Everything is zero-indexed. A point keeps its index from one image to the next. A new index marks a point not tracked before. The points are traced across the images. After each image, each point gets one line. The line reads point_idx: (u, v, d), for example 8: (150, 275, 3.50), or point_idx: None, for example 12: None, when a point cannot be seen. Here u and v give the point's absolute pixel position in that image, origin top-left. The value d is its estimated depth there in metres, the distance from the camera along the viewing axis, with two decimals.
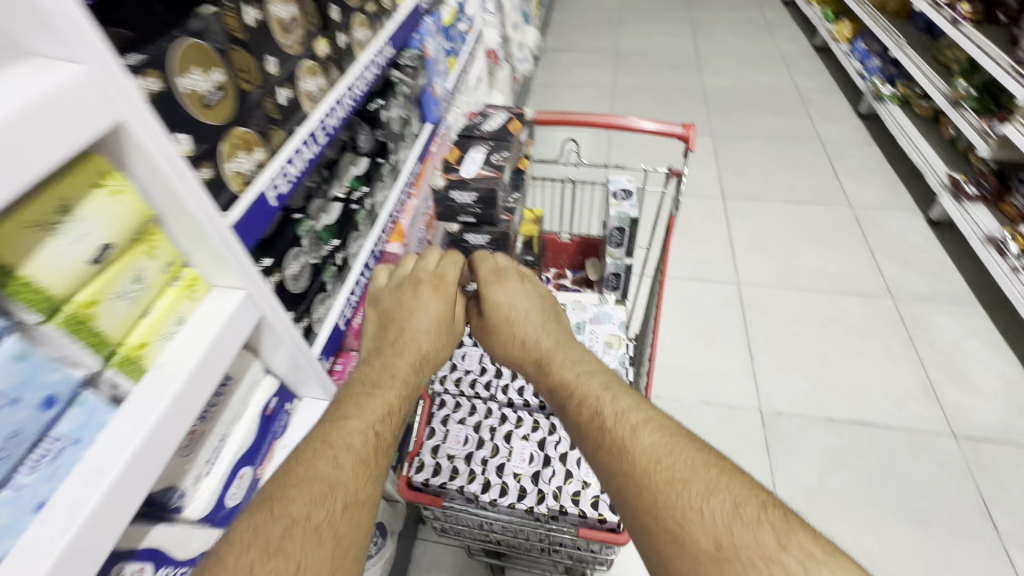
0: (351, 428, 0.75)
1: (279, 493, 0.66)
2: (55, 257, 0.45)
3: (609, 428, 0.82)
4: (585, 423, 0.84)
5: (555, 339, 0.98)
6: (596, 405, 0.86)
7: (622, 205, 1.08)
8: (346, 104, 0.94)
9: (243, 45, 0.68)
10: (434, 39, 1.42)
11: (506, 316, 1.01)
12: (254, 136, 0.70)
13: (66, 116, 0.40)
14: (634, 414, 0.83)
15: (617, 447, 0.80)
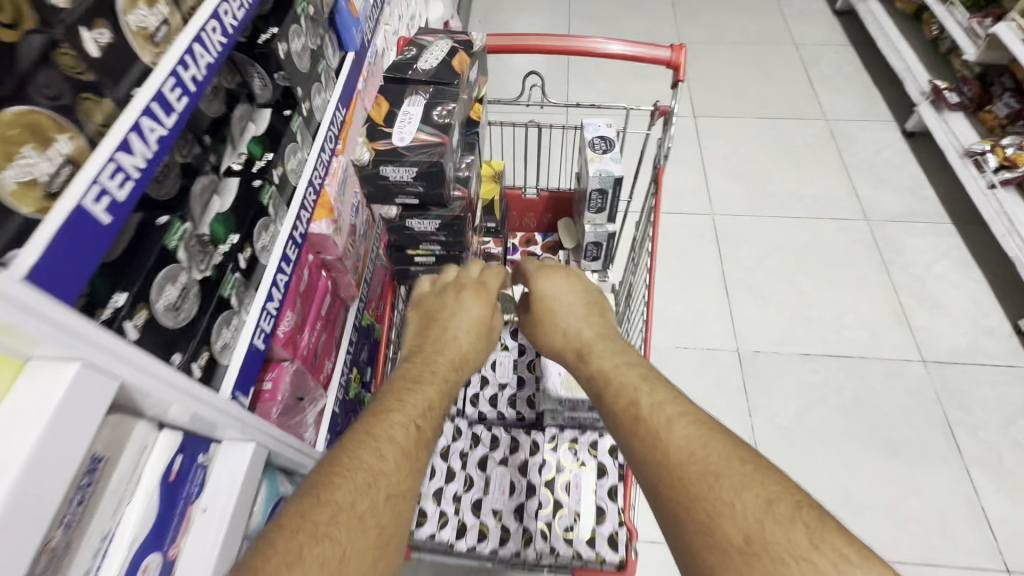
0: (395, 421, 0.74)
1: (325, 478, 0.64)
2: None
3: (648, 412, 0.73)
4: (618, 411, 0.76)
5: (595, 325, 0.95)
6: (634, 396, 0.77)
7: (604, 160, 0.87)
8: (221, 41, 0.65)
9: None
10: None
11: (547, 305, 1.01)
12: (46, 116, 0.45)
13: None
14: (660, 411, 0.73)
15: (651, 436, 0.70)
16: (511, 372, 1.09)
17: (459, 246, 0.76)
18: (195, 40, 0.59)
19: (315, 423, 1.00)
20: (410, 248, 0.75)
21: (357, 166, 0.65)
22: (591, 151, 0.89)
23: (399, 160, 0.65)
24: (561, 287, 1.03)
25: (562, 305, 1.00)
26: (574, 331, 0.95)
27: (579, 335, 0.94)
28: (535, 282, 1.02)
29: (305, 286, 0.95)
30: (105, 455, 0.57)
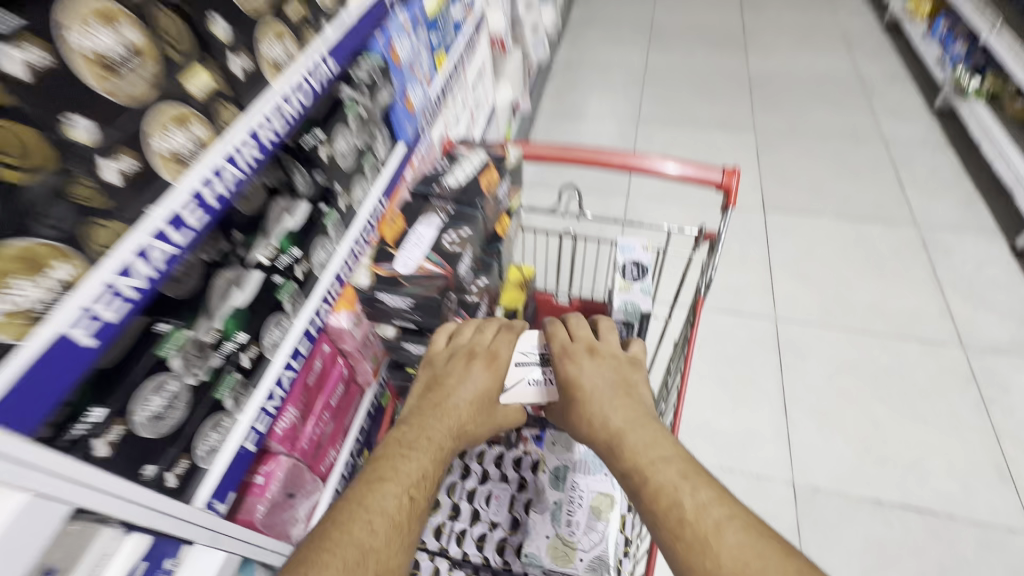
0: (391, 490, 0.65)
1: (312, 556, 0.57)
2: None
3: (688, 524, 0.60)
4: (659, 516, 0.62)
5: (607, 424, 0.73)
6: (674, 494, 0.63)
7: (632, 290, 0.87)
8: (244, 164, 0.66)
9: (12, 112, 0.43)
10: (409, 38, 1.15)
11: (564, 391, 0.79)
12: (42, 245, 0.46)
13: None
14: (695, 526, 0.60)
15: (695, 548, 0.58)
16: (505, 510, 0.88)
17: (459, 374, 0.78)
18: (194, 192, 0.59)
19: (306, 517, 0.95)
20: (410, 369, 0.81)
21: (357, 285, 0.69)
22: (621, 276, 0.88)
23: (393, 290, 0.67)
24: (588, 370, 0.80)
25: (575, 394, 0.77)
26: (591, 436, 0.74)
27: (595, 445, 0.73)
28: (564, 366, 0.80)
29: (315, 377, 0.93)
30: (58, 566, 0.54)
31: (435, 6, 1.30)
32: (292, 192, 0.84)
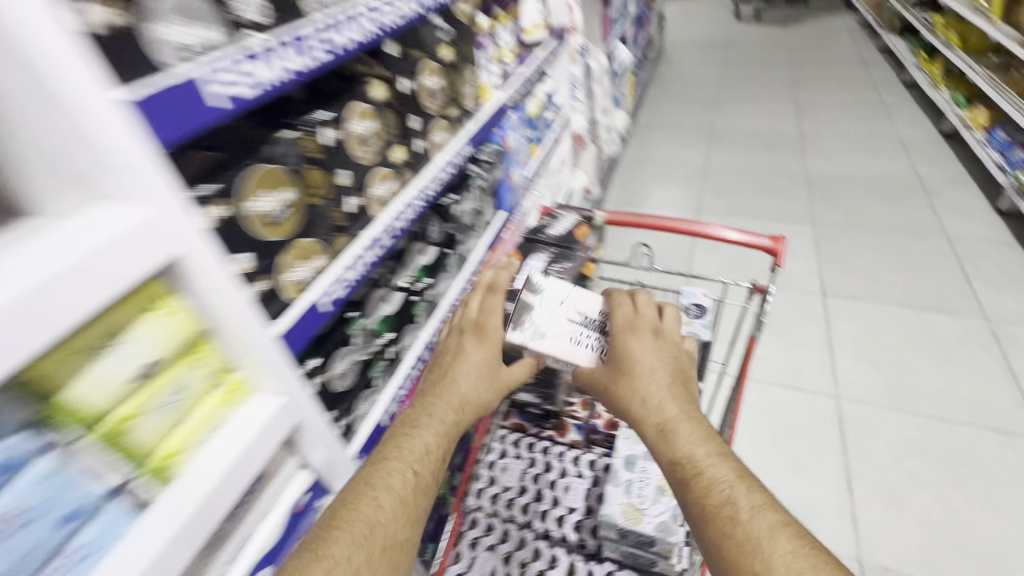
0: (401, 475, 0.74)
1: (323, 532, 0.65)
2: (98, 378, 0.49)
3: (744, 523, 0.66)
4: (712, 510, 0.69)
5: (668, 412, 0.81)
6: (728, 494, 0.69)
7: (694, 324, 1.06)
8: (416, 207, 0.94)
9: (318, 163, 0.73)
10: (515, 132, 1.49)
11: (623, 366, 0.90)
12: (311, 243, 0.72)
13: (110, 265, 0.45)
14: (751, 527, 0.65)
15: (751, 550, 0.64)
16: (582, 498, 1.09)
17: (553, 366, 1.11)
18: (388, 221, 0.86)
19: None
20: None
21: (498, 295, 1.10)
22: (684, 313, 1.07)
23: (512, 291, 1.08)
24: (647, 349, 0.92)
25: (637, 372, 0.88)
26: (648, 418, 0.83)
27: (649, 429, 0.82)
28: (624, 340, 0.92)
29: None
30: (266, 472, 0.76)
31: (534, 110, 1.67)
32: (426, 238, 1.12)
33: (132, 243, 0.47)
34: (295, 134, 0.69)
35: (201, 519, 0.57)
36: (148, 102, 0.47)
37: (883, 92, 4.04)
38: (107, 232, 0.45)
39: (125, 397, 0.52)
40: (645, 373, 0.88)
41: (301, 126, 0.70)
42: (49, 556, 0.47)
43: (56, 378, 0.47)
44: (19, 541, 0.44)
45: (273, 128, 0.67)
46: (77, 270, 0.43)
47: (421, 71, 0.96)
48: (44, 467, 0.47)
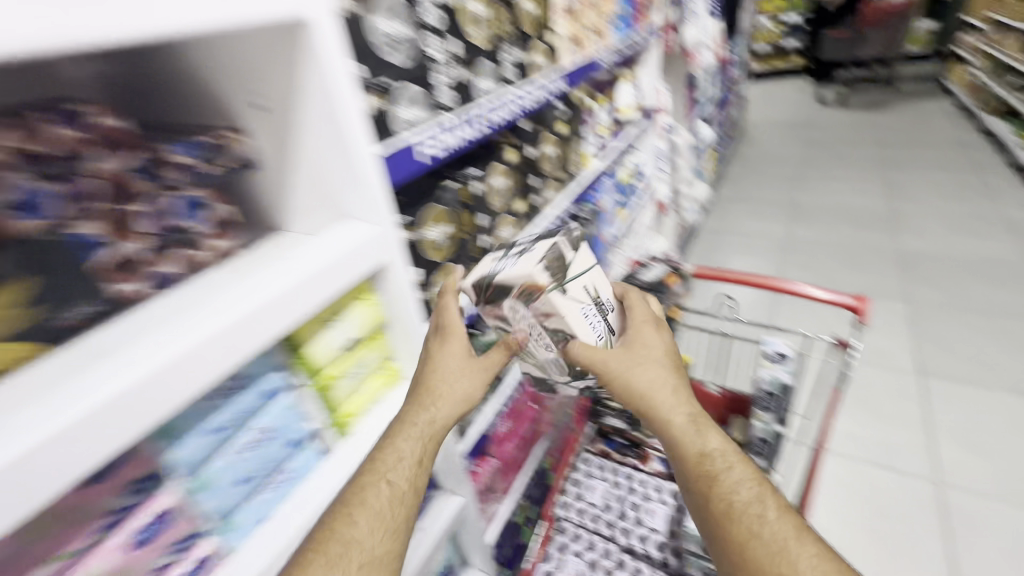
0: (379, 490, 0.70)
1: (299, 556, 0.62)
2: (324, 343, 0.68)
3: (771, 523, 0.73)
4: (741, 511, 0.74)
5: (691, 410, 0.83)
6: (756, 498, 0.76)
7: (775, 368, 1.15)
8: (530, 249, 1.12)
9: (468, 207, 0.93)
10: (608, 195, 1.68)
11: (646, 355, 0.85)
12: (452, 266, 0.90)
13: (345, 266, 0.67)
14: (778, 527, 0.72)
15: (780, 551, 0.70)
16: (663, 522, 1.31)
17: None
18: None
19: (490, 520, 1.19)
20: None
21: None
22: (766, 358, 1.16)
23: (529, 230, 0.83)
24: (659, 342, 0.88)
25: (660, 364, 0.85)
26: (675, 414, 0.82)
27: (674, 424, 0.82)
28: (638, 331, 0.88)
29: (518, 406, 1.29)
30: None
31: (624, 177, 1.86)
32: None
33: (359, 253, 0.69)
34: (456, 184, 0.90)
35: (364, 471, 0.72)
36: (389, 156, 0.69)
37: (985, 174, 3.89)
38: (349, 245, 0.67)
39: (337, 360, 0.71)
40: (664, 369, 0.85)
41: (459, 178, 0.92)
42: (274, 470, 0.65)
43: (303, 337, 0.67)
44: (264, 451, 0.63)
45: (439, 179, 0.89)
46: (330, 267, 0.65)
47: (543, 142, 1.19)
48: (286, 401, 0.65)
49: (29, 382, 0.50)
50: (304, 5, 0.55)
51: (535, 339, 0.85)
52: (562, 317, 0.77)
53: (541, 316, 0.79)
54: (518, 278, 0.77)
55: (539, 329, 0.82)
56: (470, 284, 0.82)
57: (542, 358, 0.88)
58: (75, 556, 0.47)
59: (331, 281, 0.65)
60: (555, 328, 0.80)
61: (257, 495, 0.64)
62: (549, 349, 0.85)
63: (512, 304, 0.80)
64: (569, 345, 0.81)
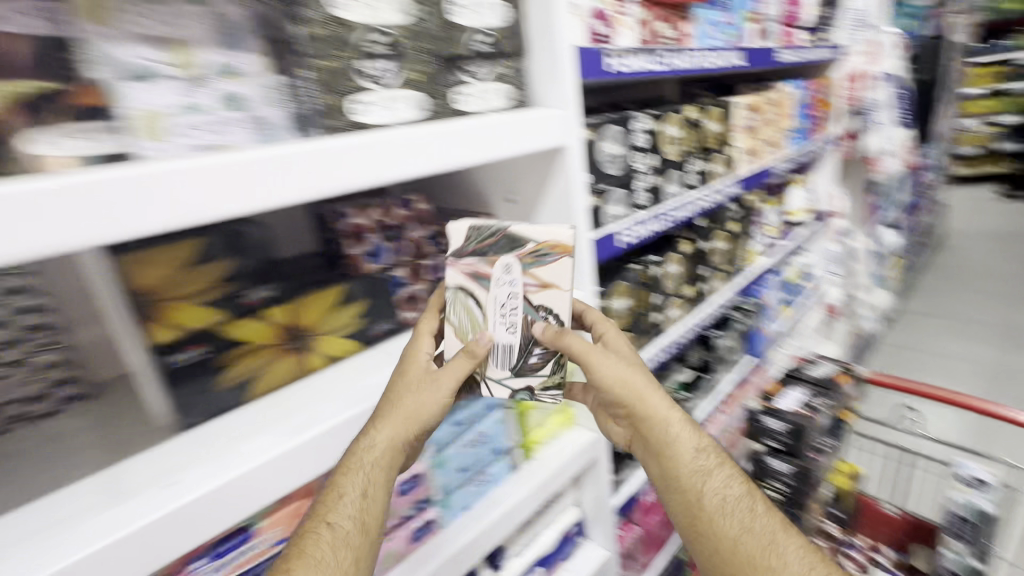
0: (320, 536, 0.60)
1: None
2: None
3: (760, 517, 0.78)
4: (735, 508, 0.77)
5: (679, 408, 0.80)
6: (745, 498, 0.79)
7: (973, 494, 1.05)
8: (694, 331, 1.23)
9: (646, 286, 1.08)
10: (773, 291, 1.69)
11: (632, 354, 0.79)
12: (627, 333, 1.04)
13: None
14: (766, 521, 0.77)
15: (769, 543, 0.75)
16: None
17: (802, 491, 1.19)
18: (677, 335, 1.16)
19: None
20: (763, 479, 1.24)
21: (759, 413, 1.27)
22: (960, 481, 1.07)
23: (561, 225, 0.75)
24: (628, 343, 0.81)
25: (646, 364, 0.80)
26: (671, 416, 0.78)
27: (672, 427, 0.77)
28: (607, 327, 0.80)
29: None
30: (560, 493, 1.04)
31: (791, 276, 1.86)
32: (685, 361, 1.38)
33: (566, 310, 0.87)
34: (639, 267, 1.06)
35: (541, 491, 0.86)
36: (598, 239, 0.90)
37: None
38: None
39: None
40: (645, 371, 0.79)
41: (641, 262, 1.09)
42: (479, 471, 0.83)
43: None
44: (477, 451, 0.82)
45: (625, 262, 1.07)
46: None
47: (714, 237, 1.32)
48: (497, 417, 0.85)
49: (360, 367, 0.78)
50: (566, 136, 0.79)
51: (503, 310, 0.70)
52: (559, 292, 0.68)
53: (535, 283, 0.69)
54: (546, 234, 0.68)
55: (520, 302, 0.70)
56: (468, 227, 0.71)
57: (493, 334, 0.70)
58: None
59: None
60: (539, 301, 0.70)
61: (467, 486, 0.81)
62: (513, 330, 0.70)
63: (507, 262, 0.69)
64: (547, 326, 0.70)
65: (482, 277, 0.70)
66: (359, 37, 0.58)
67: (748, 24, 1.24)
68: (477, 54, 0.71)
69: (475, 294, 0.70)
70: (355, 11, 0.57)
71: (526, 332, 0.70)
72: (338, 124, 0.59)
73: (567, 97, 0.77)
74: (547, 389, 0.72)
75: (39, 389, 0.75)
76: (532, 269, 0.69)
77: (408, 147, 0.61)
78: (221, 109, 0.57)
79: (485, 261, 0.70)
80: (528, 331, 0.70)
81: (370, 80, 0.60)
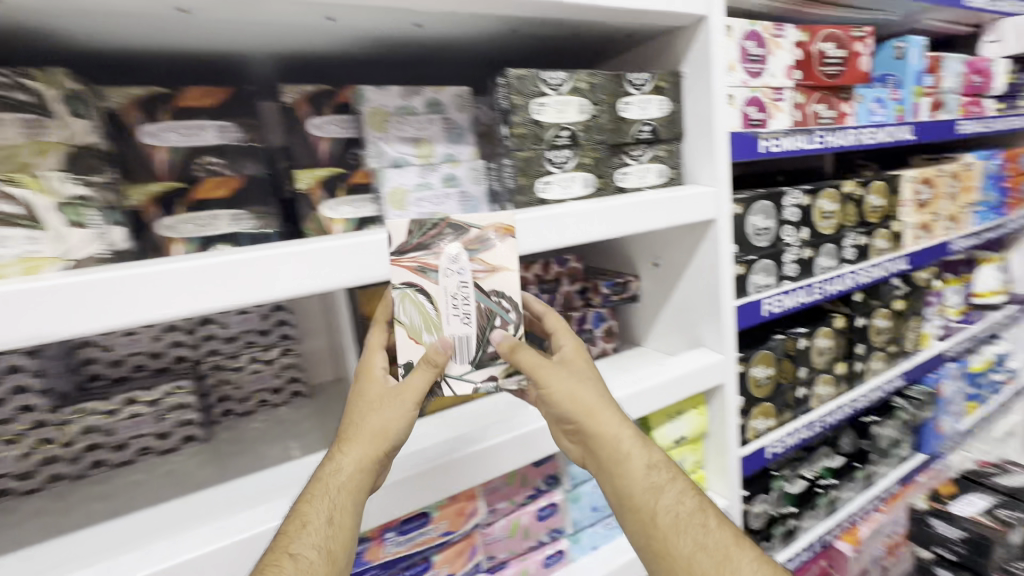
0: (283, 568, 0.53)
1: None
2: (666, 432, 0.91)
3: (714, 532, 0.66)
4: (688, 529, 0.65)
5: (631, 420, 0.70)
6: (703, 517, 0.67)
7: None
8: (846, 411, 1.15)
9: (791, 357, 1.05)
10: (954, 382, 1.48)
11: (587, 369, 0.70)
12: (768, 405, 1.02)
13: (693, 377, 0.89)
14: (721, 535, 0.65)
15: (724, 558, 0.64)
16: None
17: None
18: (826, 413, 1.11)
19: None
20: None
21: (926, 513, 1.16)
22: None
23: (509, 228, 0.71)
24: (573, 343, 0.72)
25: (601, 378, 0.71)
26: (619, 431, 0.67)
27: (623, 443, 0.67)
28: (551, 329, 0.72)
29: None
30: None
31: (980, 366, 1.60)
32: (836, 446, 1.24)
33: (706, 373, 0.90)
34: (783, 336, 1.04)
35: None
36: (740, 307, 0.93)
37: None
38: (701, 363, 0.90)
39: (668, 449, 0.92)
40: (584, 375, 0.69)
41: (785, 332, 1.07)
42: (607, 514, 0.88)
43: (654, 424, 0.91)
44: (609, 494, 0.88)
45: (768, 332, 1.06)
46: (683, 375, 0.89)
47: (874, 314, 1.23)
48: None
49: None
50: (715, 210, 0.86)
51: (456, 303, 0.64)
52: (509, 274, 0.65)
53: (485, 270, 0.64)
54: (485, 218, 0.65)
55: (472, 292, 0.64)
56: (407, 221, 0.62)
57: (448, 329, 0.64)
58: (514, 505, 0.79)
59: (683, 387, 0.89)
60: (488, 287, 0.65)
61: (596, 527, 0.87)
62: (468, 321, 0.64)
63: (454, 251, 0.64)
64: (506, 335, 0.66)
65: (429, 269, 0.63)
66: (550, 133, 0.73)
67: (921, 98, 1.20)
68: (638, 141, 0.83)
69: (423, 290, 0.63)
70: (549, 114, 0.73)
71: (481, 322, 0.65)
72: (524, 199, 0.73)
73: (718, 176, 0.85)
74: (510, 375, 0.67)
75: (280, 383, 1.00)
76: (479, 255, 0.64)
77: (575, 218, 0.73)
78: (441, 187, 0.76)
79: (429, 252, 0.63)
80: (487, 322, 0.65)
81: (552, 165, 0.74)
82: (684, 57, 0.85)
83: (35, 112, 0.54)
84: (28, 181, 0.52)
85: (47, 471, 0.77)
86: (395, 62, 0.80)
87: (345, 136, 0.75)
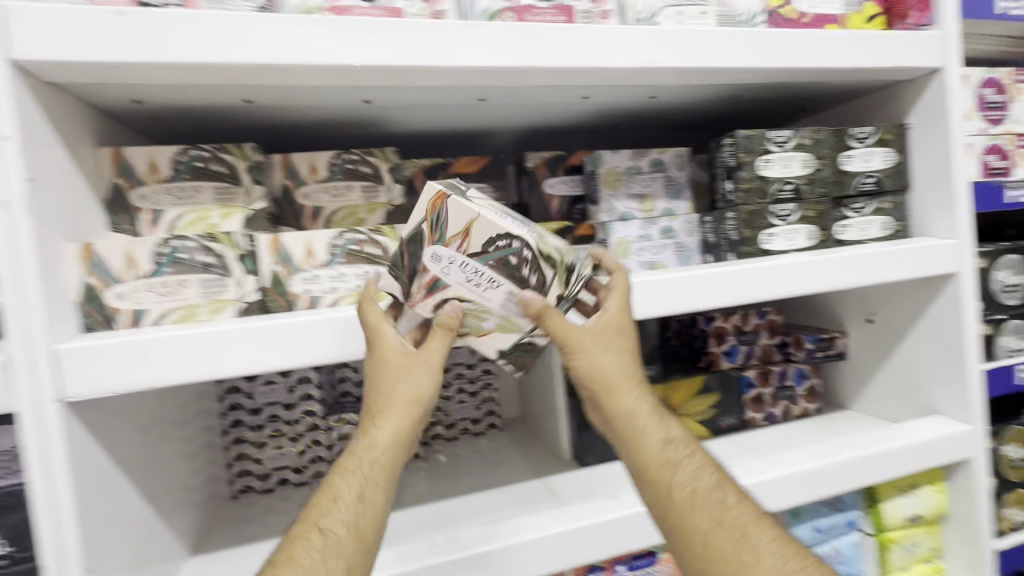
0: (312, 543, 0.52)
1: None
2: (898, 506, 0.82)
3: (733, 509, 0.60)
4: (701, 507, 0.60)
5: (650, 391, 0.65)
6: (719, 493, 0.61)
7: None
8: None
9: None
10: None
11: (618, 335, 0.62)
12: None
13: (933, 448, 0.80)
14: (739, 512, 0.60)
15: (742, 536, 0.59)
16: None
17: None
18: None
19: None
20: None
21: None
22: None
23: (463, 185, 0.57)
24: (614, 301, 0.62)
25: (631, 346, 0.63)
26: (630, 403, 0.63)
27: (640, 418, 0.63)
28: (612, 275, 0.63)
29: None
30: None
31: None
32: None
33: (951, 444, 0.80)
34: None
35: None
36: (989, 371, 0.83)
37: None
38: (943, 432, 0.81)
39: (900, 526, 0.82)
40: (608, 341, 0.62)
41: None
42: None
43: (884, 496, 0.81)
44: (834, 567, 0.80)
45: None
46: (921, 444, 0.80)
47: None
48: (854, 539, 0.82)
49: (714, 451, 0.88)
50: (958, 264, 0.79)
51: (475, 282, 0.56)
52: (484, 220, 0.52)
53: (463, 239, 0.53)
54: (415, 208, 0.53)
55: (474, 263, 0.55)
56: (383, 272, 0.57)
57: (497, 303, 0.58)
58: None
59: (921, 459, 0.80)
60: (483, 243, 0.54)
61: None
62: (498, 283, 0.56)
63: (431, 255, 0.54)
64: (537, 299, 0.57)
65: (432, 284, 0.56)
66: (774, 187, 0.76)
67: None
68: (860, 192, 0.81)
69: (449, 297, 0.57)
70: (774, 169, 0.76)
71: (509, 274, 0.56)
72: (748, 250, 0.76)
73: (959, 227, 0.79)
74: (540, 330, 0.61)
75: (480, 414, 1.10)
76: (448, 236, 0.53)
77: (802, 270, 0.74)
78: (659, 238, 0.81)
79: (421, 274, 0.56)
80: (513, 271, 0.56)
81: (777, 218, 0.77)
82: (914, 107, 0.83)
83: (372, 181, 0.71)
84: (388, 230, 0.62)
85: (314, 467, 0.94)
86: (610, 130, 0.91)
87: (572, 193, 0.85)
